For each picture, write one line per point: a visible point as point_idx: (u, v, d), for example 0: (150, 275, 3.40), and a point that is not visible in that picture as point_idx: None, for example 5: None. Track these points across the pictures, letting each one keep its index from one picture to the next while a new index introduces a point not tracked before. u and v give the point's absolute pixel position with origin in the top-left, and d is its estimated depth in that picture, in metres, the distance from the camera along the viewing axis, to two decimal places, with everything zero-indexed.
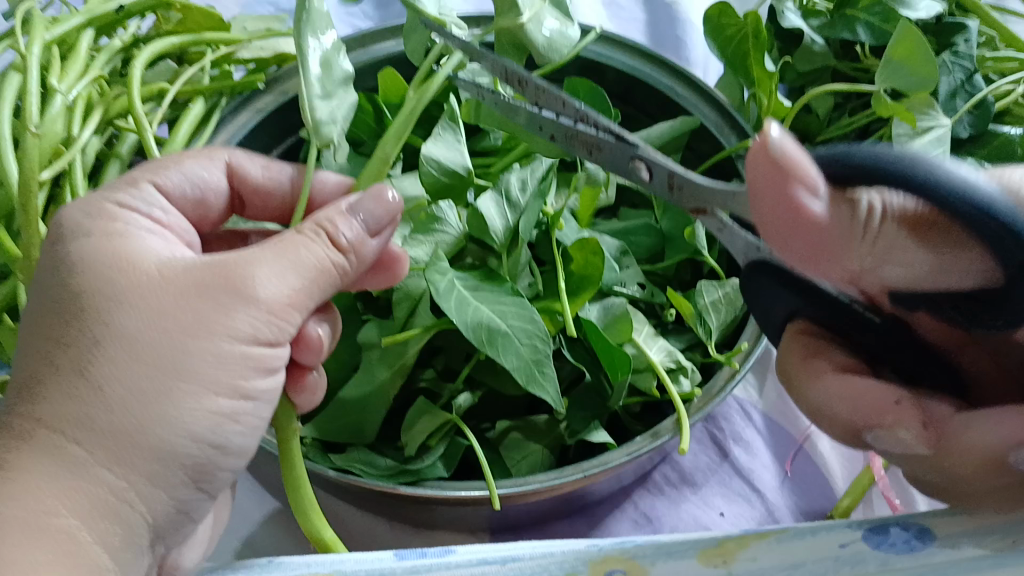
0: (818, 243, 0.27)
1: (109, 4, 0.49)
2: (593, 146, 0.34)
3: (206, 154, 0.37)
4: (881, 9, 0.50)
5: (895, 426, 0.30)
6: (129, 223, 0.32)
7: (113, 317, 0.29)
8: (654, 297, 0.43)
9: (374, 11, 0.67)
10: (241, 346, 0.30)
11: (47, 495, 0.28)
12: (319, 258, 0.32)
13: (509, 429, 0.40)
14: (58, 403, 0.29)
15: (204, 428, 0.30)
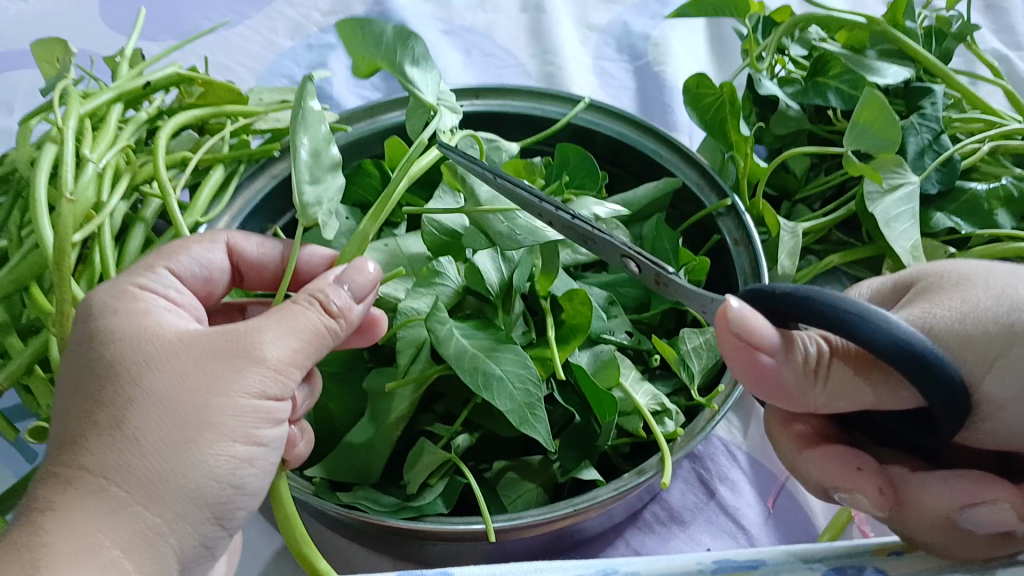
0: (778, 379, 0.33)
1: (138, 80, 0.54)
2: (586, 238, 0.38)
3: (209, 237, 0.41)
4: (851, 77, 0.54)
5: (857, 489, 0.35)
6: (149, 302, 0.36)
7: (141, 376, 0.33)
8: (640, 344, 0.47)
9: (382, 83, 0.72)
10: (253, 399, 0.34)
11: (92, 530, 0.31)
12: (316, 323, 0.36)
13: (506, 469, 0.43)
14: (97, 451, 0.31)
15: (224, 469, 0.33)
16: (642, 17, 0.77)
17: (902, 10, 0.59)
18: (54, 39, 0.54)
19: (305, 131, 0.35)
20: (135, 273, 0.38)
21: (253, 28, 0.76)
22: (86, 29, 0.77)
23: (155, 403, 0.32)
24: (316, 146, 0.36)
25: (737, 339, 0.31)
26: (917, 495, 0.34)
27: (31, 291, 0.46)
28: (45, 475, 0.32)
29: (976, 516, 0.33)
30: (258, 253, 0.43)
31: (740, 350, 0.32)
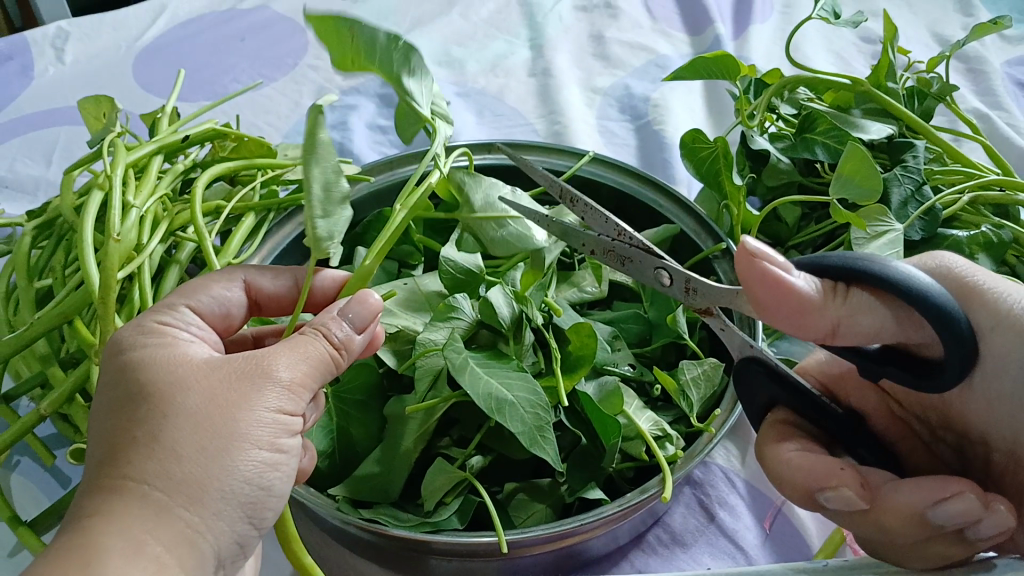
0: (799, 309, 0.32)
1: (177, 135, 0.58)
2: (624, 258, 0.40)
3: (228, 275, 0.43)
4: (837, 134, 0.58)
5: (840, 486, 0.36)
6: (171, 334, 0.38)
7: (173, 392, 0.34)
8: (643, 375, 0.50)
9: (400, 140, 0.77)
10: (276, 414, 0.36)
11: (137, 530, 0.31)
12: (323, 347, 0.38)
13: (516, 490, 0.46)
14: (136, 459, 0.32)
15: (254, 473, 0.35)
16: (643, 82, 0.82)
17: (884, 72, 0.64)
18: (100, 96, 0.59)
19: (318, 165, 0.34)
20: (157, 311, 0.39)
21: (280, 90, 0.82)
22: (122, 91, 0.82)
23: (188, 416, 0.34)
24: (326, 179, 0.34)
25: (759, 270, 0.32)
26: (891, 497, 0.36)
27: (75, 324, 0.49)
28: (82, 490, 0.33)
29: (946, 512, 0.34)
30: (274, 284, 0.45)
31: (764, 278, 0.32)
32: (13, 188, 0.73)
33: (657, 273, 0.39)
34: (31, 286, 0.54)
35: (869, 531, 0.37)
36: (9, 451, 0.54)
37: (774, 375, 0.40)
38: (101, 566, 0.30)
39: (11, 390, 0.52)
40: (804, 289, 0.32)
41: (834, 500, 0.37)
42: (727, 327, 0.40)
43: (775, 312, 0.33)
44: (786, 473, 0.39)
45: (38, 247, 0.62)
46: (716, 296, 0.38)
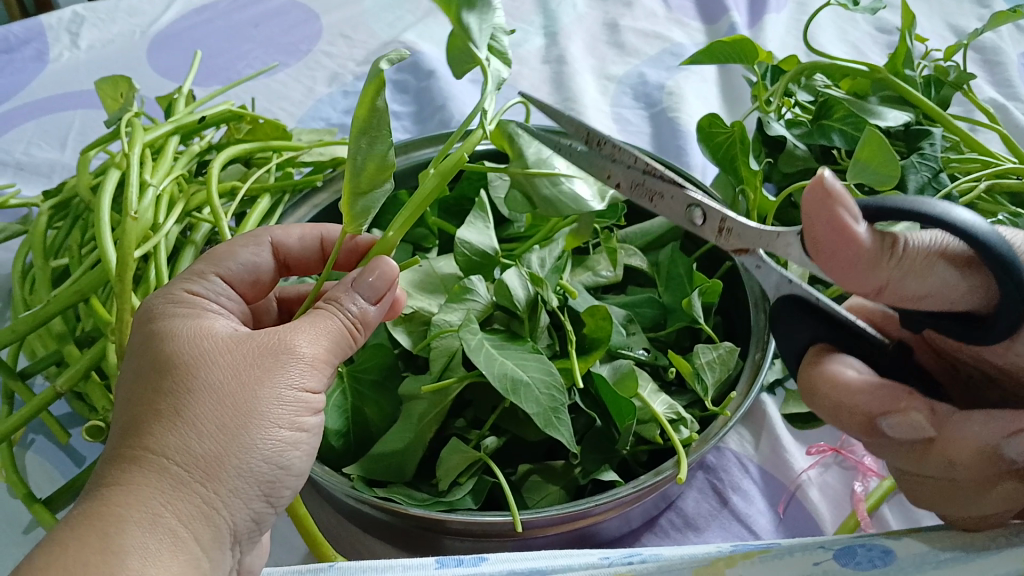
0: (858, 264, 0.32)
1: (193, 116, 0.58)
2: (654, 195, 0.39)
3: (254, 239, 0.43)
4: (853, 120, 0.58)
5: (909, 411, 0.36)
6: (200, 306, 0.38)
7: (198, 366, 0.34)
8: (657, 360, 0.51)
9: (412, 125, 0.77)
10: (297, 392, 0.35)
11: (157, 503, 0.31)
12: (342, 320, 0.38)
13: (530, 473, 0.46)
14: (159, 432, 0.32)
15: (272, 452, 0.35)
16: (657, 70, 0.82)
17: (900, 59, 0.64)
18: (117, 77, 0.59)
19: (366, 138, 0.29)
20: (187, 280, 0.39)
21: (294, 76, 0.82)
22: (136, 75, 0.82)
23: (211, 392, 0.34)
24: (370, 158, 0.29)
25: (834, 215, 0.31)
26: (962, 427, 0.35)
27: (91, 301, 0.49)
28: (105, 458, 0.33)
29: (1019, 445, 0.33)
30: (300, 245, 0.45)
31: (833, 221, 0.31)
32: (29, 170, 0.73)
33: (689, 211, 0.39)
34: (48, 265, 0.54)
35: (929, 467, 0.36)
36: (24, 429, 0.54)
37: (806, 305, 0.39)
38: (122, 536, 0.30)
39: (27, 367, 0.52)
40: (866, 240, 0.31)
41: (896, 425, 0.36)
42: (763, 265, 0.39)
43: (832, 257, 0.32)
44: (843, 397, 0.37)
45: (54, 227, 0.62)
46: (751, 237, 0.38)
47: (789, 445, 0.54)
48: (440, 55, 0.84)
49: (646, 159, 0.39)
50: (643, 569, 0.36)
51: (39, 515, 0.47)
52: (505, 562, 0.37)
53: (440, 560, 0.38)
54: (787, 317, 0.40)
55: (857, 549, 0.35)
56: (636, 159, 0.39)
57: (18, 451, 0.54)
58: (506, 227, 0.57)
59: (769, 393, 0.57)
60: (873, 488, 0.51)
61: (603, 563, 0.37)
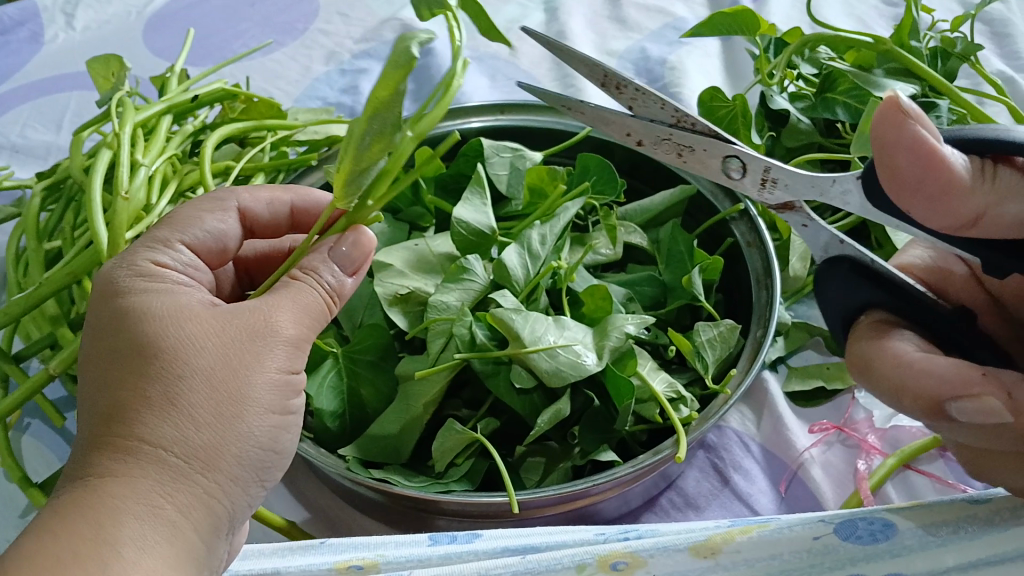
0: (950, 192, 0.31)
1: (186, 94, 0.57)
2: (683, 149, 0.40)
3: (221, 205, 0.40)
4: (857, 93, 0.57)
5: (983, 396, 0.33)
6: (170, 280, 0.36)
7: (186, 350, 0.33)
8: (658, 339, 0.50)
9: (410, 104, 0.76)
10: (282, 375, 0.35)
11: (152, 494, 0.31)
12: (320, 293, 0.36)
13: (527, 454, 0.46)
14: (151, 421, 0.31)
15: (264, 438, 0.35)
16: (659, 45, 0.81)
17: (905, 30, 0.62)
18: (109, 56, 0.59)
19: (381, 118, 0.27)
20: (152, 250, 0.37)
21: (290, 55, 0.81)
22: (132, 56, 0.81)
23: (202, 379, 0.32)
24: (379, 133, 0.28)
25: (910, 135, 0.30)
26: None
27: (84, 283, 0.48)
28: (85, 443, 0.32)
29: None
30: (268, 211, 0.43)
31: (915, 146, 0.30)
32: (24, 153, 0.72)
33: (726, 162, 0.40)
34: (41, 247, 0.53)
35: (1004, 439, 0.34)
36: (19, 413, 0.54)
37: (860, 266, 0.40)
38: (117, 530, 0.29)
39: (22, 349, 0.51)
40: (955, 164, 0.30)
41: (968, 409, 0.34)
42: (811, 222, 0.40)
43: (913, 191, 0.32)
44: (907, 379, 0.36)
45: (47, 209, 0.62)
46: (800, 186, 0.38)
47: (791, 423, 0.54)
48: (438, 32, 0.83)
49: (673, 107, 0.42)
50: (641, 546, 0.36)
51: (35, 499, 0.46)
52: (500, 539, 0.38)
53: (433, 537, 0.39)
54: (836, 281, 0.40)
55: (857, 522, 0.34)
56: (664, 105, 0.41)
57: (13, 435, 0.54)
58: (504, 205, 0.56)
59: (770, 371, 0.56)
60: (876, 466, 0.51)
61: (598, 538, 0.37)
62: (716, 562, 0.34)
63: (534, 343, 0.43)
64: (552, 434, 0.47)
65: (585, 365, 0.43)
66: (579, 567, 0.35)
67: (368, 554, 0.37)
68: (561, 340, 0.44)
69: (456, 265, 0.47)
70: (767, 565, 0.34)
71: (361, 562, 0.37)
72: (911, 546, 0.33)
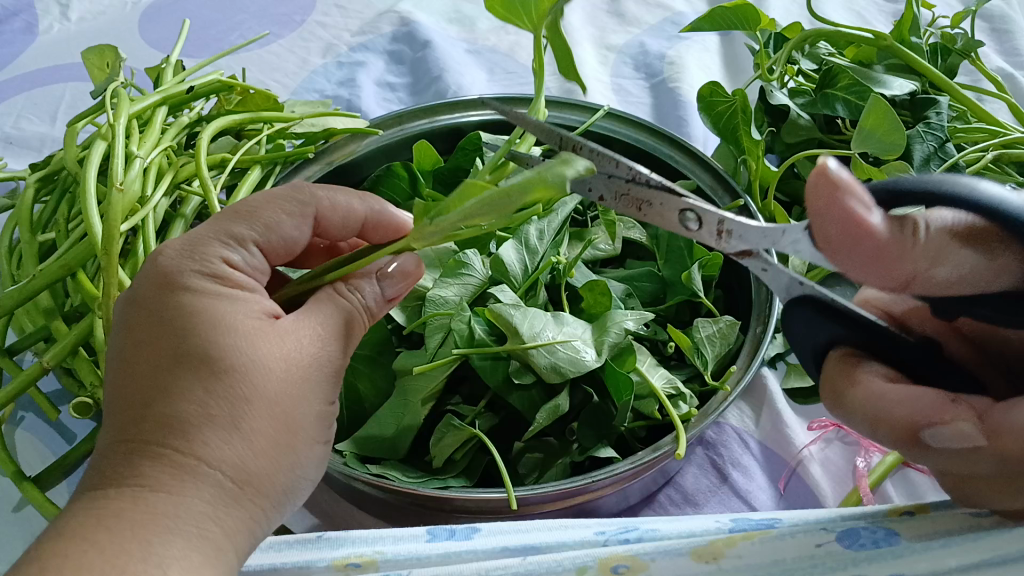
0: (882, 256, 0.31)
1: (181, 86, 0.56)
2: (642, 203, 0.35)
3: (300, 205, 0.38)
4: (858, 89, 0.56)
5: (956, 421, 0.33)
6: (238, 284, 0.35)
7: (256, 372, 0.32)
8: (657, 335, 0.50)
9: (408, 98, 0.76)
10: (325, 406, 0.35)
11: (203, 517, 0.30)
12: (359, 320, 0.37)
13: (526, 450, 0.46)
14: (214, 443, 0.31)
15: (307, 467, 0.35)
16: (658, 39, 0.81)
17: (906, 27, 0.62)
18: (104, 47, 0.59)
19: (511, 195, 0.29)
20: (222, 244, 0.35)
21: (287, 47, 0.81)
22: (127, 47, 0.80)
23: (268, 406, 0.33)
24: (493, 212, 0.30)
25: (839, 203, 0.29)
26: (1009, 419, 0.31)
27: (78, 276, 0.47)
28: (138, 448, 0.31)
29: None
30: (343, 221, 0.39)
31: (844, 211, 0.30)
32: (18, 144, 0.72)
33: (681, 215, 0.35)
34: (34, 240, 0.53)
35: (983, 470, 0.32)
36: (13, 406, 0.54)
37: (819, 305, 0.38)
38: (162, 548, 0.28)
39: (16, 343, 0.51)
40: (879, 230, 0.30)
41: (942, 437, 0.33)
42: (769, 267, 0.38)
43: (846, 250, 0.31)
44: (881, 410, 0.35)
45: (42, 201, 0.61)
46: (754, 237, 0.34)
47: (790, 420, 0.54)
48: (436, 25, 0.83)
49: (629, 163, 0.35)
50: (643, 550, 0.35)
51: (28, 494, 0.45)
52: (499, 539, 0.37)
53: (433, 532, 0.38)
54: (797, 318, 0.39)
55: (860, 531, 0.34)
56: (619, 161, 0.35)
57: (7, 428, 0.54)
58: None
59: (769, 368, 0.56)
60: (876, 464, 0.51)
61: (599, 540, 0.37)
62: (719, 568, 0.34)
63: (533, 339, 0.43)
64: (552, 430, 0.46)
65: (584, 361, 0.43)
66: (580, 570, 0.35)
67: (366, 551, 0.37)
68: (561, 336, 0.44)
69: (456, 261, 0.47)
70: (768, 570, 0.34)
71: (359, 559, 0.37)
72: (913, 547, 0.33)
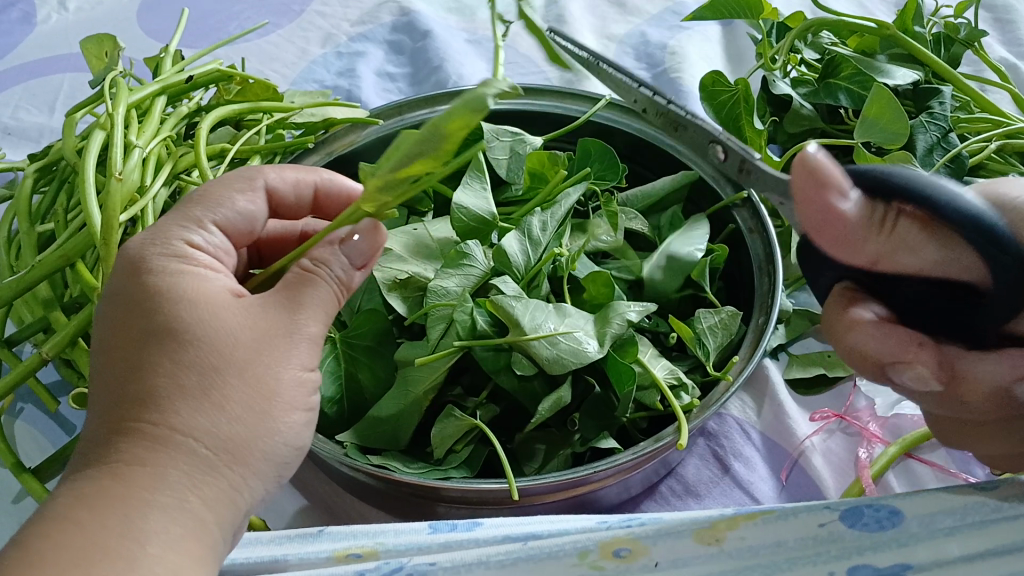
0: (845, 237, 0.32)
1: (180, 75, 0.56)
2: (678, 130, 0.44)
3: (249, 183, 0.39)
4: (861, 79, 0.56)
5: (918, 365, 0.35)
6: (202, 263, 0.35)
7: (221, 343, 0.32)
8: (659, 326, 0.50)
9: (408, 88, 0.76)
10: (306, 373, 0.34)
11: (181, 487, 0.30)
12: (333, 288, 0.35)
13: (529, 440, 0.45)
14: (186, 413, 0.31)
15: (292, 434, 0.34)
16: (659, 29, 0.80)
17: (910, 16, 0.62)
18: (102, 36, 0.58)
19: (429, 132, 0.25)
20: (184, 228, 0.36)
21: (286, 37, 0.80)
22: (125, 37, 0.80)
23: (238, 373, 0.32)
24: (421, 158, 0.27)
25: (818, 185, 0.30)
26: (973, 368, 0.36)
27: (78, 267, 0.47)
28: (113, 428, 0.31)
29: None
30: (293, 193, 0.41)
31: (821, 195, 0.30)
32: (16, 135, 0.72)
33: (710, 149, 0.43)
34: (33, 230, 0.53)
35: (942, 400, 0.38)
36: (12, 397, 0.54)
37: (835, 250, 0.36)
38: (145, 523, 0.29)
39: (15, 333, 0.51)
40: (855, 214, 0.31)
41: (907, 376, 0.36)
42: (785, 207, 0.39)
43: (823, 225, 0.31)
44: (864, 346, 0.36)
45: (40, 191, 0.61)
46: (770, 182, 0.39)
47: (791, 411, 0.53)
48: (436, 15, 0.83)
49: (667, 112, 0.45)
50: (643, 534, 0.36)
51: (28, 485, 0.45)
52: (500, 529, 0.37)
53: (434, 526, 0.38)
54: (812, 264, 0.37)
55: (862, 510, 0.35)
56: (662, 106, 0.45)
57: (6, 420, 0.54)
58: (503, 189, 0.55)
59: (771, 358, 0.56)
60: (878, 454, 0.51)
61: (601, 526, 0.36)
62: (721, 549, 0.35)
63: (535, 331, 0.43)
64: (553, 420, 0.46)
65: (586, 352, 0.43)
66: (581, 555, 0.35)
67: (367, 543, 0.37)
68: (563, 327, 0.44)
69: (456, 252, 0.47)
70: (772, 558, 0.34)
71: (359, 550, 0.37)
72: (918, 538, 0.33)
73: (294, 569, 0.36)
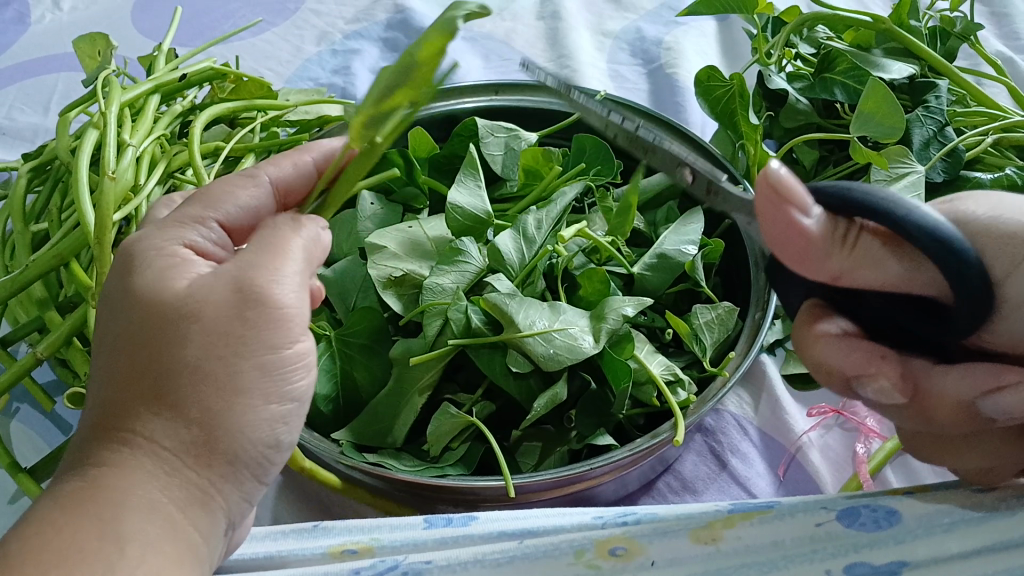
0: (808, 257, 0.30)
1: (174, 74, 0.56)
2: (644, 150, 0.38)
3: (251, 176, 0.38)
4: (856, 73, 0.56)
5: (885, 380, 0.32)
6: (184, 256, 0.34)
7: (179, 340, 0.31)
8: (654, 322, 0.50)
9: None
10: (274, 356, 0.32)
11: (149, 490, 0.30)
12: (307, 247, 0.34)
13: (523, 438, 0.45)
14: (148, 416, 0.30)
15: (267, 432, 0.33)
16: (655, 24, 0.80)
17: (906, 9, 0.62)
18: (95, 34, 0.58)
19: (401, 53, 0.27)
20: (183, 225, 0.35)
21: (281, 35, 0.80)
22: (121, 37, 0.80)
23: (194, 370, 0.31)
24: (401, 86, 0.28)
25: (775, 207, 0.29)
26: (937, 384, 0.32)
27: (72, 267, 0.47)
28: (95, 432, 0.31)
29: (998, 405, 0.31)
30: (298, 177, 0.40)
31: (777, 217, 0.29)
32: (11, 135, 0.71)
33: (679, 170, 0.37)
34: (27, 230, 0.52)
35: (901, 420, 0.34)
36: (7, 398, 0.53)
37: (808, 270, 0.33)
38: (116, 526, 0.29)
39: (8, 334, 0.50)
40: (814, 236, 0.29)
41: (873, 392, 0.33)
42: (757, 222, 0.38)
43: (782, 245, 0.30)
44: (825, 357, 0.33)
45: (34, 191, 0.61)
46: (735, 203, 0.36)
47: (789, 406, 0.53)
48: (432, 13, 0.82)
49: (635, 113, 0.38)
50: (640, 532, 0.36)
51: (23, 485, 0.45)
52: (495, 525, 0.37)
53: (430, 521, 0.38)
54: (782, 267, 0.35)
55: (859, 509, 0.34)
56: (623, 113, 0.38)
57: (1, 421, 0.53)
58: (499, 186, 0.55)
59: (768, 354, 0.56)
60: (876, 450, 0.50)
61: (597, 523, 0.36)
62: (718, 549, 0.34)
63: (529, 328, 0.43)
64: (550, 418, 0.46)
65: (582, 348, 0.43)
66: (578, 553, 0.35)
67: (363, 538, 0.37)
68: (558, 324, 0.44)
69: (451, 249, 0.47)
70: (770, 557, 0.34)
71: (355, 546, 0.37)
72: (915, 531, 0.33)
73: (288, 565, 0.36)
